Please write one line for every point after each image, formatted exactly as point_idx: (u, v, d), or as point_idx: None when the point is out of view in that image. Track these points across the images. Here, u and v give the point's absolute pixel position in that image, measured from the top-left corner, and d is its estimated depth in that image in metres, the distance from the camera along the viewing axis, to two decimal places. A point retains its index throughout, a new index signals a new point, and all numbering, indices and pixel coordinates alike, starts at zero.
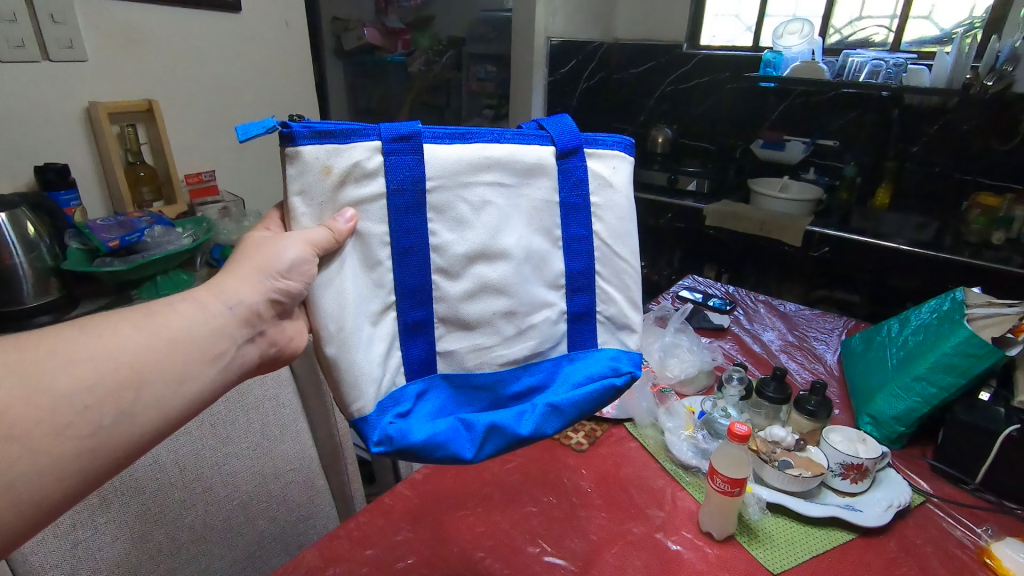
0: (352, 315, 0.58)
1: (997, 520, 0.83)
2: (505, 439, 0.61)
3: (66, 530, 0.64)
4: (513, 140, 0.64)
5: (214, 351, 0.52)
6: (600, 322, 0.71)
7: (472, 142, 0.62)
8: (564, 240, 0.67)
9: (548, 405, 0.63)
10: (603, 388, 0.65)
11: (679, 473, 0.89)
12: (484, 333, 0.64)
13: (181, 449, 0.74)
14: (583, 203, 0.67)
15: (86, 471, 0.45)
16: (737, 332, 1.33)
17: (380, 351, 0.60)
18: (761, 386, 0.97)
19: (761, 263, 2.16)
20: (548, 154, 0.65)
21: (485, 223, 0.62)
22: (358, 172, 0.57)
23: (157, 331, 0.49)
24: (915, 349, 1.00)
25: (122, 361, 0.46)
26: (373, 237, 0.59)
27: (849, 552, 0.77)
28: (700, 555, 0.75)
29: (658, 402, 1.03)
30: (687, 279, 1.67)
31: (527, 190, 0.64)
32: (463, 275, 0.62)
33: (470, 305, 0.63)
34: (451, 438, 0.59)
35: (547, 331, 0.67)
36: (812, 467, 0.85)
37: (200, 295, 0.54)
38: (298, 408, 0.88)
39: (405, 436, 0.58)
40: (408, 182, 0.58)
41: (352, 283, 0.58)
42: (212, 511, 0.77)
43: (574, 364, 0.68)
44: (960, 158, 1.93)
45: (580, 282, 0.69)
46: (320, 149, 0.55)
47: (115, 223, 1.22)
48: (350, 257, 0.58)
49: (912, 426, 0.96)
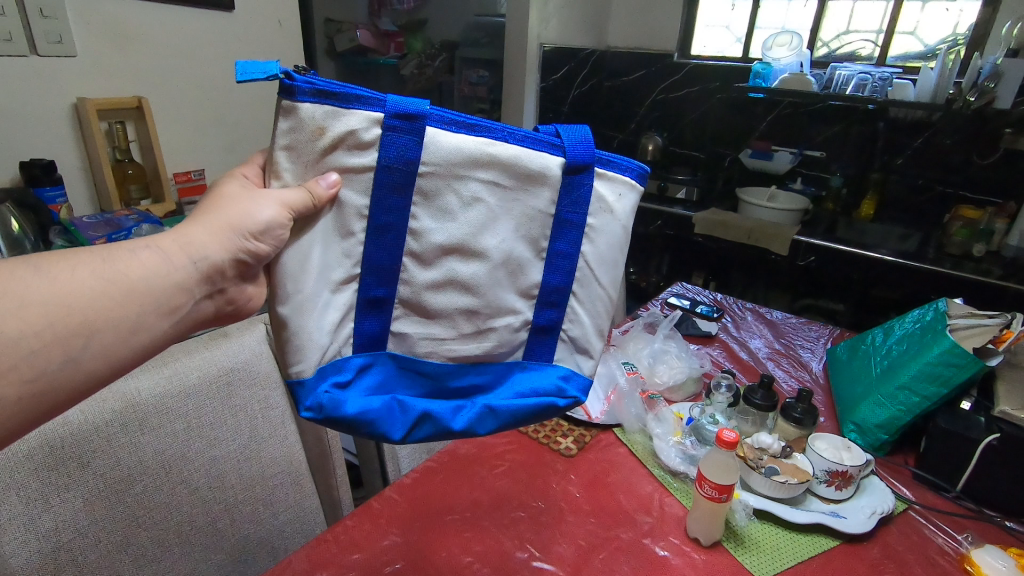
0: (311, 282, 0.58)
1: (976, 527, 0.84)
2: (433, 428, 0.63)
3: (47, 533, 0.63)
4: (524, 143, 0.62)
5: (171, 304, 0.53)
6: (561, 341, 0.71)
7: (479, 135, 0.60)
8: (549, 253, 0.67)
9: (486, 407, 0.65)
10: (543, 405, 0.67)
11: (667, 479, 0.89)
12: (442, 325, 0.65)
13: (167, 450, 0.73)
14: (577, 221, 0.66)
15: (28, 414, 0.46)
16: (725, 339, 1.34)
17: (333, 319, 0.60)
18: (748, 393, 0.99)
19: (748, 271, 2.19)
20: (556, 165, 0.64)
21: (469, 219, 0.62)
22: (352, 141, 0.56)
23: (115, 278, 0.50)
24: (898, 359, 1.01)
25: (73, 307, 0.47)
26: (351, 207, 0.58)
27: (833, 559, 0.77)
28: (687, 560, 0.76)
29: (648, 407, 1.03)
30: (676, 285, 1.69)
31: (524, 198, 0.63)
32: (435, 265, 0.62)
33: (435, 295, 0.63)
34: (384, 417, 0.60)
35: (505, 337, 0.68)
36: (797, 474, 0.86)
37: (165, 244, 0.54)
38: (287, 411, 0.87)
39: (333, 405, 0.58)
40: (399, 162, 0.57)
41: (320, 251, 0.59)
42: (197, 513, 0.76)
43: (523, 371, 0.69)
44: (943, 171, 1.97)
45: (554, 297, 0.68)
46: (318, 108, 0.54)
47: (101, 221, 1.21)
48: (323, 224, 0.58)
49: (895, 434, 0.98)
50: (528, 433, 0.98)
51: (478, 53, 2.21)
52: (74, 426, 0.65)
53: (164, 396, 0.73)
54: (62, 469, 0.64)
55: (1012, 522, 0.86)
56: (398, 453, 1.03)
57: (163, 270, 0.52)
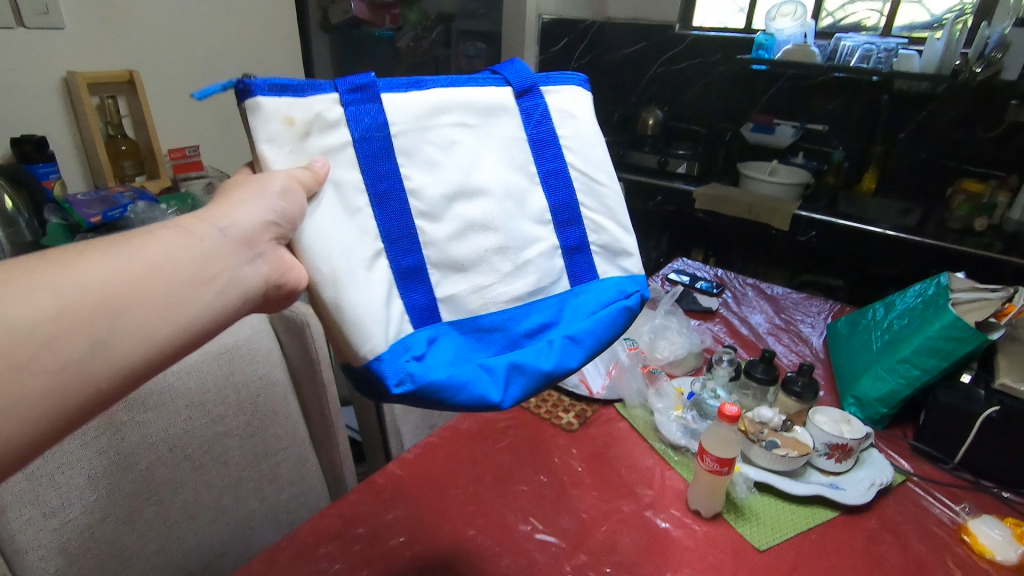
0: (345, 256, 0.55)
1: (972, 496, 0.85)
2: (529, 377, 0.63)
3: (54, 509, 0.60)
4: (468, 85, 0.66)
5: (207, 274, 0.48)
6: (597, 253, 0.73)
7: (428, 90, 0.63)
8: (543, 176, 0.69)
9: (567, 338, 0.66)
10: (617, 313, 0.70)
11: (668, 453, 0.90)
12: (480, 272, 0.64)
13: (171, 428, 0.69)
14: (551, 138, 0.69)
15: (65, 415, 0.42)
16: (725, 315, 1.34)
17: (382, 291, 0.57)
18: (749, 367, 0.97)
19: (747, 248, 2.19)
20: (506, 96, 0.68)
21: (460, 164, 0.63)
22: (319, 122, 0.56)
23: (133, 255, 0.45)
24: (899, 333, 1.03)
25: (92, 288, 0.42)
26: (346, 182, 0.57)
27: (832, 529, 0.79)
28: (688, 532, 0.77)
29: (649, 381, 1.04)
30: (677, 260, 1.68)
31: (495, 131, 0.66)
32: (447, 216, 0.62)
33: (459, 246, 0.63)
34: (478, 380, 0.59)
35: (544, 267, 0.68)
36: (797, 447, 0.86)
37: (183, 222, 0.49)
38: (288, 388, 0.83)
39: (434, 380, 0.57)
40: (372, 130, 0.59)
41: (342, 226, 0.56)
42: (203, 490, 0.73)
43: (580, 291, 0.71)
44: (946, 145, 1.95)
45: (569, 216, 0.70)
46: (279, 101, 0.54)
47: (96, 198, 1.18)
48: (331, 197, 0.56)
49: (894, 408, 0.98)
50: (530, 409, 0.99)
51: (475, 25, 2.15)
52: None
53: (168, 372, 0.69)
54: (65, 447, 0.61)
55: (1009, 493, 0.87)
56: (400, 428, 1.03)
57: (183, 249, 0.47)
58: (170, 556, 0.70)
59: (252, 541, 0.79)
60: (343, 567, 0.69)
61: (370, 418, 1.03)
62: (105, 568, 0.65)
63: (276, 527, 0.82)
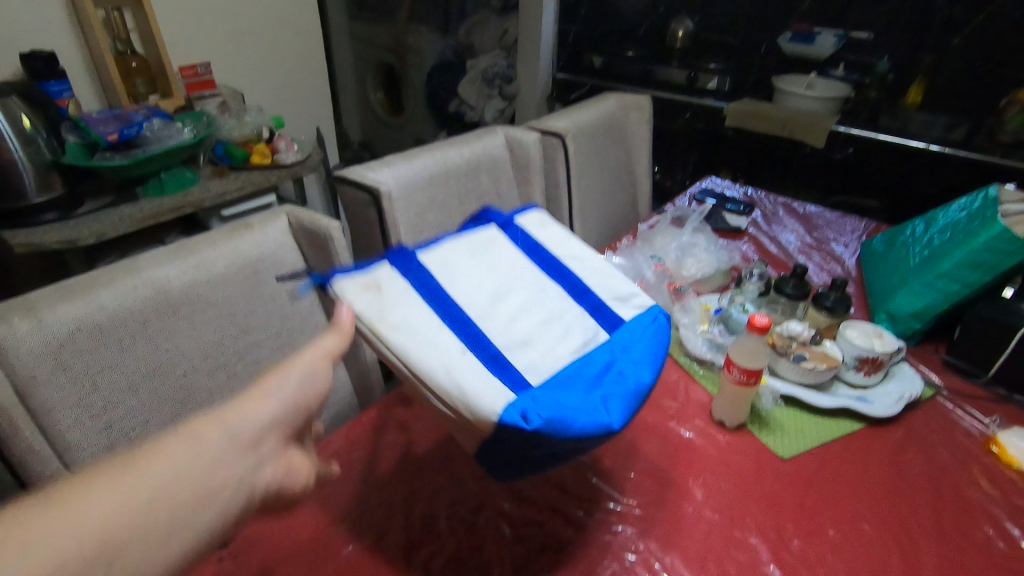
0: (437, 359, 0.54)
1: (1003, 409, 0.84)
2: (628, 395, 0.56)
3: (98, 412, 0.62)
4: (461, 233, 0.68)
5: (221, 479, 0.41)
6: (614, 303, 0.66)
7: (441, 243, 0.66)
8: (550, 271, 0.68)
9: (630, 346, 0.61)
10: (657, 321, 0.65)
11: (693, 367, 0.90)
12: (540, 344, 0.60)
13: (202, 338, 0.70)
14: (535, 244, 0.70)
15: None
16: (755, 234, 1.30)
17: (475, 373, 0.53)
18: (779, 284, 0.95)
19: (778, 168, 2.09)
20: (492, 231, 0.70)
21: (495, 285, 0.64)
22: (369, 285, 0.58)
23: (136, 479, 0.37)
24: (941, 247, 0.99)
25: (88, 529, 0.34)
26: (414, 321, 0.57)
27: (857, 439, 0.79)
28: (710, 441, 0.78)
29: (675, 298, 1.02)
30: (706, 179, 1.62)
31: (503, 255, 0.68)
32: (500, 316, 0.60)
33: (520, 329, 0.60)
34: (590, 409, 0.53)
35: (584, 325, 0.63)
36: (826, 360, 0.85)
37: (191, 427, 0.42)
38: (314, 300, 0.83)
39: (553, 414, 0.51)
40: (416, 277, 0.61)
41: (423, 342, 0.55)
42: (238, 397, 0.75)
43: (627, 325, 0.64)
44: (1003, 51, 1.77)
45: (579, 286, 0.67)
46: (349, 277, 0.59)
47: (111, 116, 1.22)
48: (401, 330, 0.55)
49: (929, 324, 0.95)
50: None
51: None
52: (110, 312, 0.62)
53: (196, 284, 0.69)
54: (104, 355, 0.62)
55: None
56: None
57: (193, 453, 0.40)
58: None
59: None
60: (375, 470, 0.72)
61: None
62: None
63: None
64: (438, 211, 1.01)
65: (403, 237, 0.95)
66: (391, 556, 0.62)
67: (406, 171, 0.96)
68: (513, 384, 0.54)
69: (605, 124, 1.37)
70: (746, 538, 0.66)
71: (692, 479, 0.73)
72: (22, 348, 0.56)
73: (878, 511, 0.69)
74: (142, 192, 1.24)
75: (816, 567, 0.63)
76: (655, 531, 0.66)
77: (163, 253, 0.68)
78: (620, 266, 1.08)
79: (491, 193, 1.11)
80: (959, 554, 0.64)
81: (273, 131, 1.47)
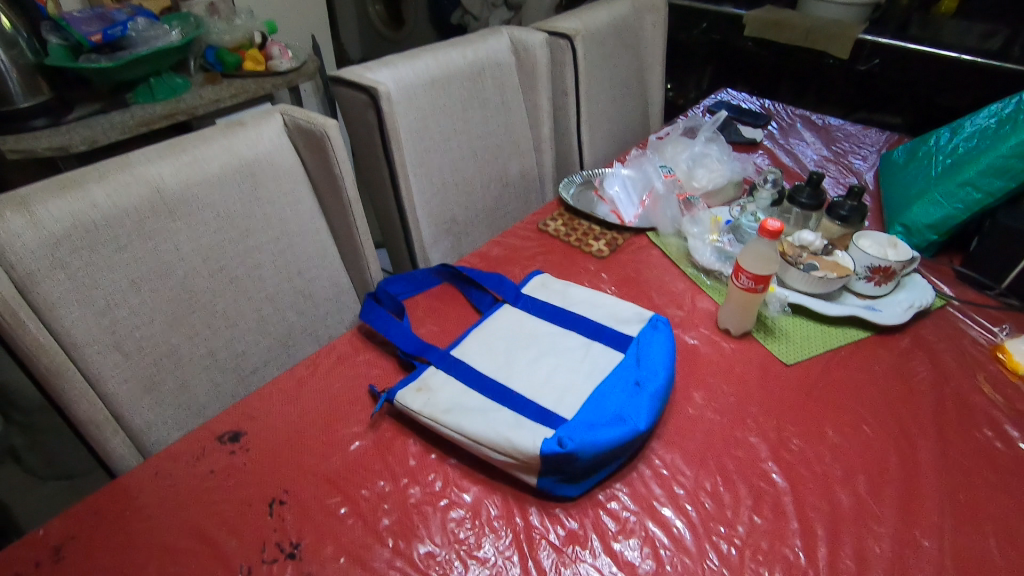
0: (481, 427, 0.60)
1: (1013, 318, 0.83)
2: (644, 403, 0.62)
3: (102, 310, 0.63)
4: (483, 321, 0.76)
5: None
6: (623, 327, 0.72)
7: (468, 338, 0.73)
8: (564, 321, 0.75)
9: (638, 362, 0.67)
10: (657, 332, 0.70)
11: (700, 278, 0.89)
12: (562, 381, 0.66)
13: (202, 240, 0.70)
14: (544, 305, 0.78)
15: None
16: (770, 146, 1.25)
17: (516, 426, 0.60)
18: (794, 193, 0.91)
19: (798, 82, 2.00)
20: (508, 311, 0.78)
21: (519, 352, 0.71)
22: (422, 386, 0.66)
23: None
24: (965, 156, 0.95)
25: None
26: (461, 401, 0.64)
27: (863, 347, 0.79)
28: (715, 348, 0.78)
29: (685, 209, 1.00)
30: (723, 91, 1.55)
31: (523, 327, 0.75)
32: (528, 375, 0.67)
33: (548, 379, 0.66)
34: (615, 428, 0.59)
35: (597, 355, 0.69)
36: (837, 269, 0.84)
37: None
38: (314, 205, 0.82)
39: (584, 437, 0.57)
40: (455, 367, 0.68)
41: (467, 416, 0.61)
42: (242, 299, 0.75)
43: (635, 343, 0.69)
44: None
45: (590, 327, 0.73)
46: (407, 387, 0.66)
47: (94, 16, 1.19)
48: (448, 411, 0.63)
49: (945, 236, 0.93)
50: (559, 237, 0.98)
51: None
52: (104, 209, 0.61)
53: (191, 183, 0.68)
54: (101, 252, 0.61)
55: None
56: (429, 257, 1.03)
57: None
58: (220, 361, 0.74)
59: (295, 354, 0.84)
60: (380, 372, 0.73)
61: (400, 248, 1.03)
62: (159, 370, 0.68)
63: (316, 342, 0.86)
64: (441, 117, 0.97)
65: (404, 143, 0.92)
66: (397, 452, 0.64)
67: (406, 73, 0.92)
68: (548, 425, 0.60)
69: (618, 28, 1.29)
70: (746, 438, 0.66)
71: (695, 383, 0.73)
72: (18, 241, 0.56)
73: (878, 413, 0.70)
74: (132, 98, 1.24)
75: (814, 464, 0.64)
76: (656, 430, 0.67)
77: (155, 152, 0.67)
78: (630, 178, 1.05)
79: (496, 100, 1.06)
80: (955, 454, 0.65)
81: (266, 36, 1.46)
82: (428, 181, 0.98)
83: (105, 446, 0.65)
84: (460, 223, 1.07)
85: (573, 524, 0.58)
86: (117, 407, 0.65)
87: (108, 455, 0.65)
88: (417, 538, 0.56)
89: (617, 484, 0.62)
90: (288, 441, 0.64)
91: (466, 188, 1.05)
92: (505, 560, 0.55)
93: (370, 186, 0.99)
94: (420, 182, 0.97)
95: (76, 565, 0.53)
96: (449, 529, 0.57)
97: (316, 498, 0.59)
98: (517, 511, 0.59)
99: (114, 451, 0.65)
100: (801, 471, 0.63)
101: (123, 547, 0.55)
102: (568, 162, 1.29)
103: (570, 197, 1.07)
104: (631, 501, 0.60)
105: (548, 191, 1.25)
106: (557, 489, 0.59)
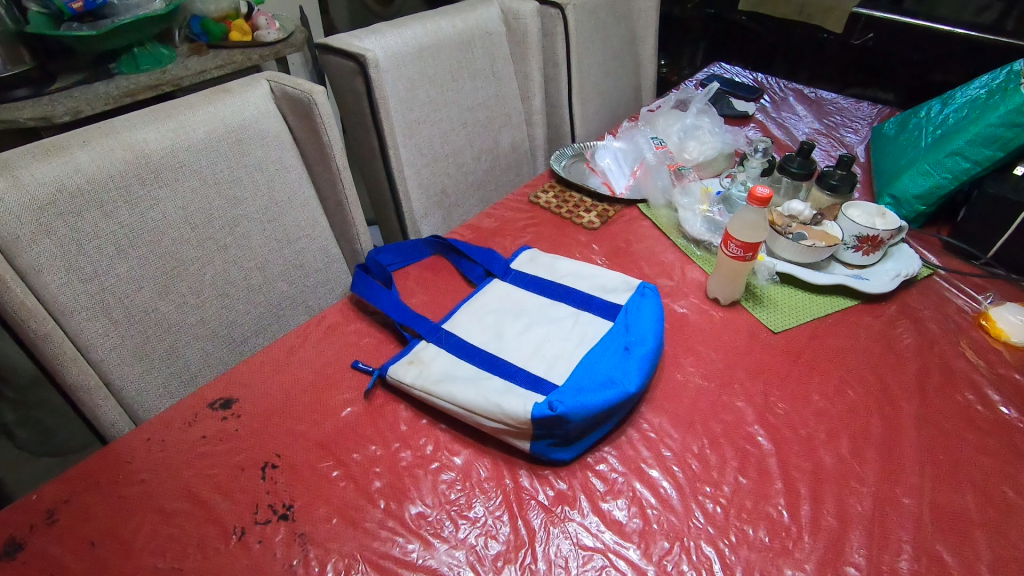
0: (471, 395, 0.60)
1: (997, 287, 0.84)
2: (633, 366, 0.63)
3: (89, 276, 0.62)
4: (473, 295, 0.77)
5: None
6: (612, 296, 0.73)
7: (459, 311, 0.74)
8: (554, 293, 0.75)
9: (626, 328, 0.67)
10: (644, 299, 0.71)
11: (690, 248, 0.89)
12: (552, 349, 0.66)
13: (189, 207, 0.69)
14: (533, 277, 0.78)
15: None
16: (762, 119, 1.25)
17: (506, 393, 0.60)
18: (784, 162, 0.92)
19: (793, 58, 1.98)
20: (499, 284, 0.78)
21: (509, 323, 0.71)
22: (416, 359, 0.67)
23: None
24: (955, 126, 0.95)
25: None
26: (452, 371, 0.65)
27: (849, 315, 0.80)
28: (704, 316, 0.79)
29: (676, 180, 1.00)
30: (716, 65, 1.54)
31: (513, 299, 0.75)
32: (518, 344, 0.67)
33: (537, 348, 0.67)
34: (605, 391, 0.60)
35: (586, 323, 0.70)
36: (825, 239, 0.84)
37: None
38: (302, 174, 0.81)
39: (574, 401, 0.57)
40: (446, 340, 0.69)
41: (457, 385, 0.62)
42: (231, 268, 0.75)
43: (624, 310, 0.70)
44: None
45: (579, 297, 0.73)
46: (400, 362, 0.66)
47: None
48: (439, 382, 0.63)
49: (933, 207, 0.93)
50: (550, 209, 0.98)
51: None
52: (88, 174, 0.61)
53: (176, 149, 0.67)
54: (87, 217, 0.61)
55: None
56: (420, 230, 1.02)
57: None
58: (209, 330, 0.74)
59: (285, 324, 0.84)
60: (371, 341, 0.73)
61: (392, 222, 1.02)
62: (149, 338, 0.68)
63: (306, 313, 0.86)
64: (430, 87, 0.96)
65: (393, 113, 0.91)
66: (388, 417, 0.65)
67: (394, 41, 0.91)
68: (539, 392, 0.61)
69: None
70: (732, 402, 0.67)
71: (684, 351, 0.74)
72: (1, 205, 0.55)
73: (864, 378, 0.71)
74: (115, 68, 1.23)
75: (799, 427, 0.65)
76: (645, 395, 0.68)
77: (139, 117, 0.66)
78: (622, 150, 1.06)
79: (486, 70, 1.05)
80: (936, 416, 0.66)
81: (252, 6, 1.45)
82: (418, 152, 0.98)
83: (96, 412, 0.65)
84: (451, 195, 1.06)
85: (562, 486, 0.59)
86: (107, 373, 0.65)
87: (99, 421, 0.65)
88: (409, 500, 0.57)
89: (606, 447, 0.63)
90: (279, 408, 0.65)
91: (457, 161, 1.05)
92: (494, 519, 0.56)
93: (360, 159, 0.99)
94: (410, 153, 0.96)
95: (70, 527, 0.53)
96: (440, 491, 0.58)
97: (307, 462, 0.60)
98: (506, 473, 0.60)
99: (105, 416, 0.65)
100: (787, 434, 0.64)
101: (117, 510, 0.55)
102: (560, 136, 1.28)
103: (561, 169, 1.07)
104: (619, 463, 0.61)
105: (540, 165, 1.24)
106: (551, 454, 0.59)
